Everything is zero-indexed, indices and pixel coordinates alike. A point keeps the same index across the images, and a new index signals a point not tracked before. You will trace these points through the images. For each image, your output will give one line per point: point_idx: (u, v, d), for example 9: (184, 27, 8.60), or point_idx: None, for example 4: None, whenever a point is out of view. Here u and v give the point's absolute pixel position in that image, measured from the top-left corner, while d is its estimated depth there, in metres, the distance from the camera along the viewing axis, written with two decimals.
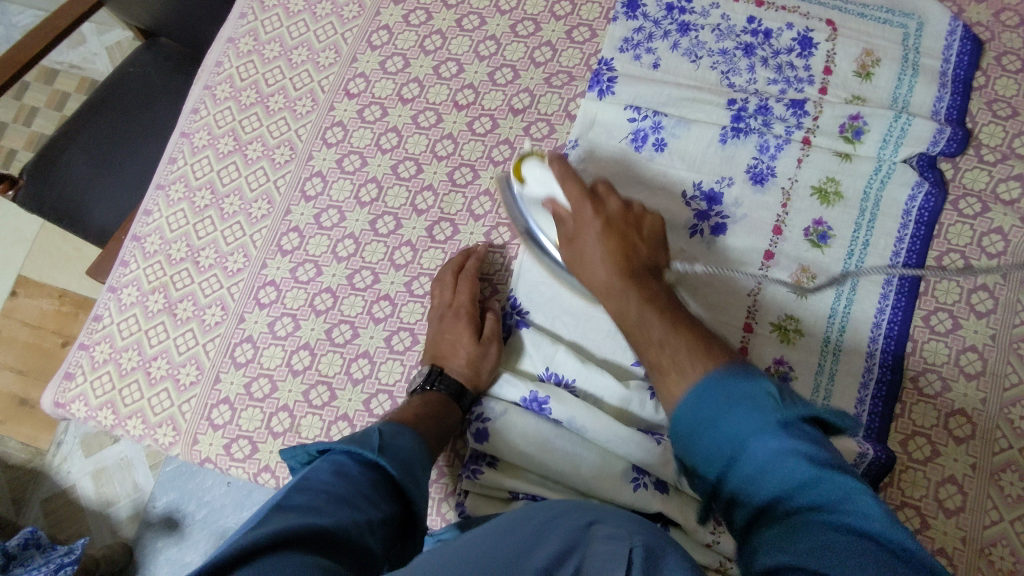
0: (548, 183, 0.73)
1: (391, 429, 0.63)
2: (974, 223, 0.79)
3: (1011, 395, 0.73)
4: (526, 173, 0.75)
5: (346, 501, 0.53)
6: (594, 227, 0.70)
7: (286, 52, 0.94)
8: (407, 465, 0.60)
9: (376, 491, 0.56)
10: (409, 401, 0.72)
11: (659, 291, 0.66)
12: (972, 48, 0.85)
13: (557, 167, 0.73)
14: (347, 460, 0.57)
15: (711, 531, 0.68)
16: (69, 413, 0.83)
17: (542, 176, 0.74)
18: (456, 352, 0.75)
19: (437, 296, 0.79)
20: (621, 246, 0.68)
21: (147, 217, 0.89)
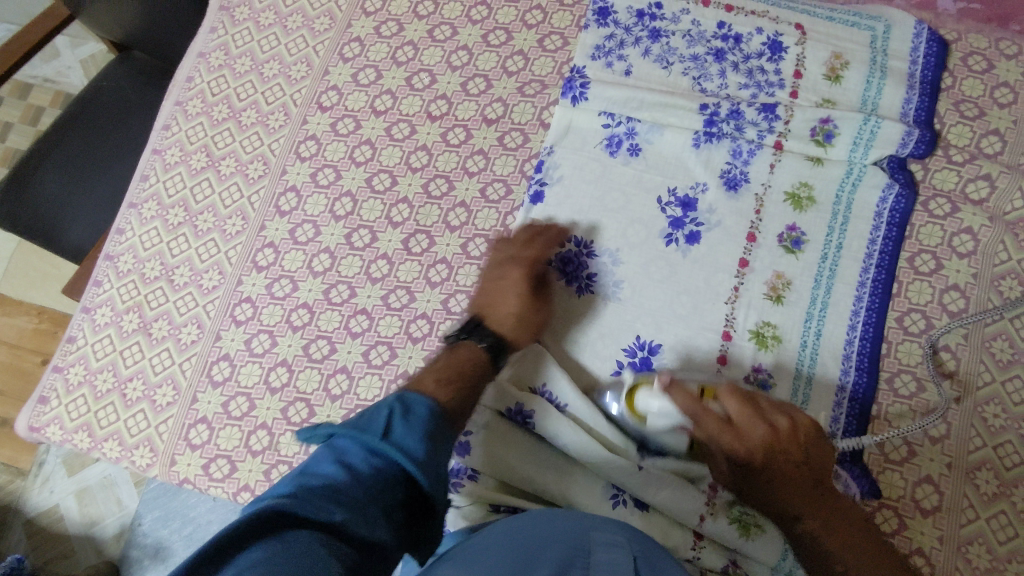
0: (669, 417, 0.64)
1: (408, 399, 0.56)
2: (945, 224, 0.80)
3: (984, 392, 0.74)
4: (641, 408, 0.66)
5: (350, 494, 0.48)
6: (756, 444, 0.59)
7: (257, 66, 0.94)
8: (419, 442, 0.53)
9: (381, 478, 0.50)
10: (444, 353, 0.68)
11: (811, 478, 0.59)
12: (938, 49, 0.86)
13: (679, 396, 0.61)
14: (353, 450, 0.51)
15: (691, 546, 0.68)
16: (45, 437, 0.82)
17: (660, 411, 0.64)
18: (505, 308, 0.73)
19: (503, 252, 0.78)
20: (771, 449, 0.59)
21: (119, 235, 0.88)
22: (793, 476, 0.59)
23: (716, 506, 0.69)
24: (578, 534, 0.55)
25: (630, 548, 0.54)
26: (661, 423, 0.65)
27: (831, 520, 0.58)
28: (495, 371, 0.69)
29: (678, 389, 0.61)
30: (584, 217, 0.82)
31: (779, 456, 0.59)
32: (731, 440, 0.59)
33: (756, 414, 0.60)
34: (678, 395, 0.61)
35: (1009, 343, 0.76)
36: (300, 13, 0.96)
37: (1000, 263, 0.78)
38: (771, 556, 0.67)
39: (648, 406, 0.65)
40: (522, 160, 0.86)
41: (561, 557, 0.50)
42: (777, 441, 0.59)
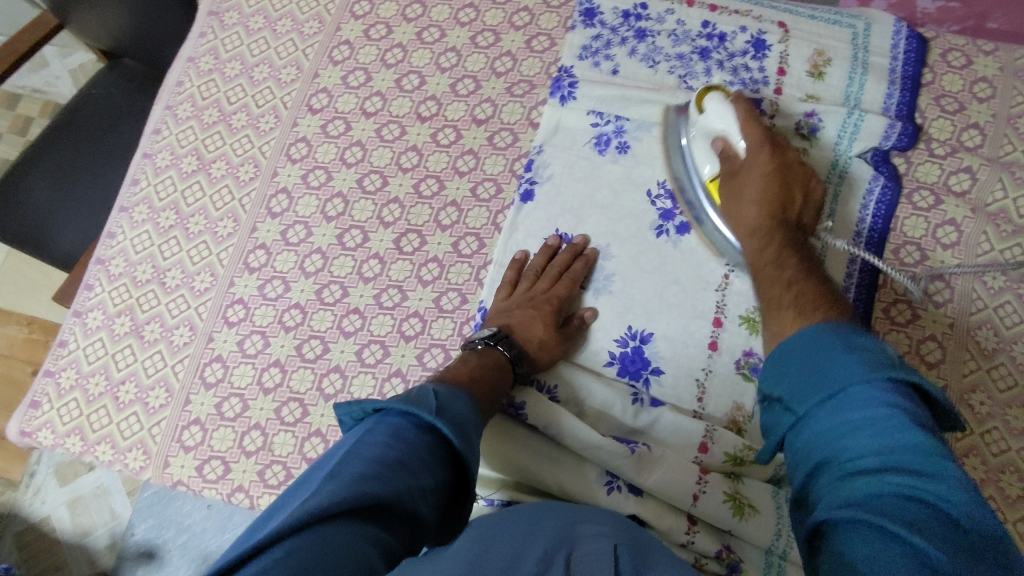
0: (726, 120, 0.75)
1: (446, 391, 0.57)
2: (928, 216, 0.81)
3: (970, 380, 0.75)
4: (706, 104, 0.77)
5: (401, 464, 0.47)
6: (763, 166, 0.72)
7: (247, 70, 0.94)
8: (463, 428, 0.53)
9: (432, 455, 0.50)
10: (466, 357, 0.70)
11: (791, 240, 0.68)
12: (918, 45, 0.87)
13: (741, 107, 0.75)
14: (402, 423, 0.51)
15: (685, 531, 0.68)
16: (36, 442, 0.82)
17: (721, 112, 0.75)
18: (528, 330, 0.74)
19: (535, 279, 0.78)
20: (774, 182, 0.71)
21: (110, 239, 0.88)
22: (772, 228, 0.69)
23: (710, 489, 0.68)
24: (564, 526, 0.55)
25: (615, 538, 0.54)
26: (711, 130, 0.77)
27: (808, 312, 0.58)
28: (509, 379, 0.71)
29: (739, 102, 0.75)
30: (573, 213, 0.83)
31: (777, 184, 0.71)
32: (755, 146, 0.73)
33: (803, 265, 0.65)
34: (734, 101, 0.75)
35: (993, 332, 0.77)
36: (289, 17, 0.96)
37: (983, 253, 0.79)
38: (764, 536, 0.67)
39: (711, 112, 0.76)
40: (512, 159, 0.87)
41: (546, 548, 0.51)
42: (784, 194, 0.71)
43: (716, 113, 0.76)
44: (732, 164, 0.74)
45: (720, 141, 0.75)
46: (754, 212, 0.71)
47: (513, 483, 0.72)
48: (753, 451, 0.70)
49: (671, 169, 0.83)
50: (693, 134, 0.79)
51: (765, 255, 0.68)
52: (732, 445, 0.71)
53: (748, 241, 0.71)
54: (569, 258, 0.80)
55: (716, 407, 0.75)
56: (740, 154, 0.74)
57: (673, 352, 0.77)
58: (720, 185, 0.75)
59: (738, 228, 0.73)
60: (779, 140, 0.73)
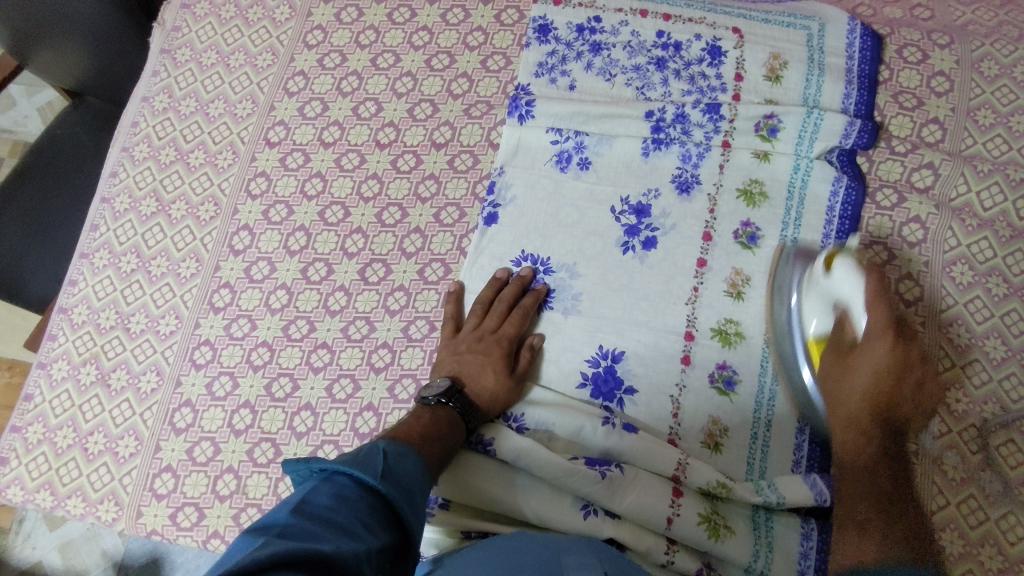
0: (851, 288, 0.69)
1: (395, 450, 0.58)
2: (893, 214, 0.81)
3: (945, 379, 0.75)
4: (834, 266, 0.70)
5: (344, 528, 0.48)
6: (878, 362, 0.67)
7: (202, 107, 0.93)
8: (408, 491, 0.56)
9: (375, 517, 0.52)
10: (419, 415, 0.68)
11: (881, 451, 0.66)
12: (873, 43, 0.87)
13: (874, 278, 0.68)
14: (348, 483, 0.52)
15: (665, 551, 0.67)
16: (6, 499, 0.80)
17: (846, 275, 0.69)
18: (481, 375, 0.73)
19: (486, 320, 0.77)
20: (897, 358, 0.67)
21: (72, 287, 0.87)
22: (873, 428, 0.67)
23: (683, 511, 0.68)
24: (549, 557, 0.55)
25: (601, 566, 0.54)
26: (835, 296, 0.70)
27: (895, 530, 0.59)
28: (465, 431, 0.69)
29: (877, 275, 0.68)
30: (538, 233, 0.83)
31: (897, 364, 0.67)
32: (879, 339, 0.68)
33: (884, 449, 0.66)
34: (874, 278, 0.68)
35: (964, 328, 0.76)
36: (242, 50, 0.96)
37: (950, 249, 0.79)
38: (743, 556, 0.67)
39: (837, 277, 0.70)
40: (474, 181, 0.87)
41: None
42: (905, 359, 0.67)
43: (846, 280, 0.69)
44: (844, 339, 0.70)
45: (844, 308, 0.70)
46: (874, 450, 0.66)
47: (489, 514, 0.72)
48: (727, 484, 0.69)
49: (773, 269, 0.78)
50: (807, 284, 0.74)
51: (863, 456, 0.66)
52: (709, 477, 0.69)
53: (852, 377, 0.69)
54: (517, 296, 0.78)
55: (691, 423, 0.74)
56: (860, 339, 0.69)
57: (646, 370, 0.76)
58: (828, 358, 0.70)
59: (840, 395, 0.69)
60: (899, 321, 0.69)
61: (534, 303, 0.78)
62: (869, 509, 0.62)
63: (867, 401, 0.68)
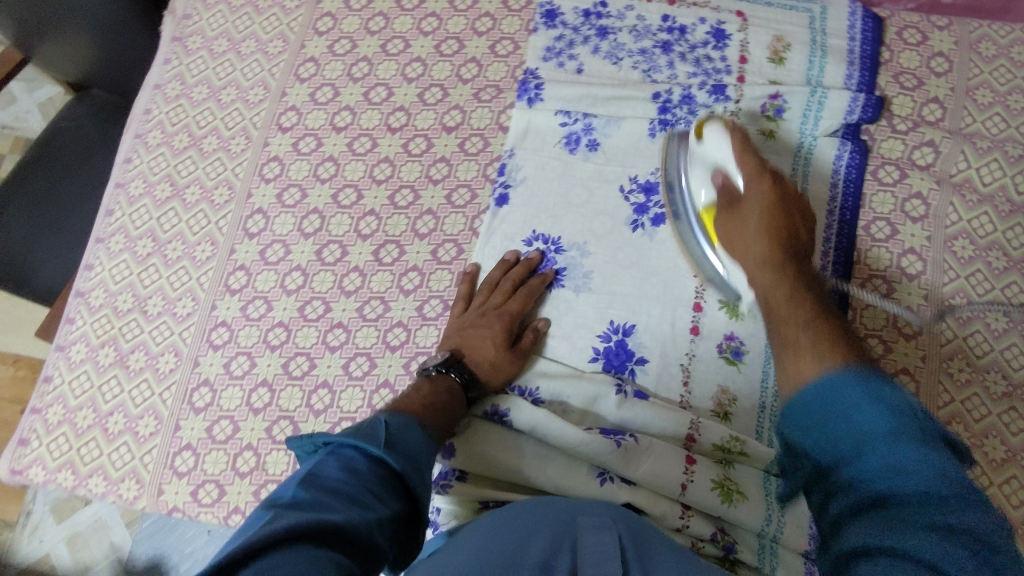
0: (723, 154, 0.73)
1: (399, 421, 0.59)
2: (895, 190, 0.83)
3: (948, 349, 0.77)
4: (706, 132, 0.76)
5: (354, 499, 0.50)
6: (760, 202, 0.68)
7: (215, 94, 0.94)
8: (415, 460, 0.56)
9: (384, 487, 0.53)
10: (419, 385, 0.70)
11: (813, 309, 0.58)
12: (874, 25, 0.89)
13: (737, 137, 0.72)
14: (355, 455, 0.53)
15: (679, 515, 0.70)
16: (28, 479, 0.81)
17: (718, 142, 0.73)
18: (484, 348, 0.74)
19: (490, 296, 0.78)
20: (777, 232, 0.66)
21: (88, 271, 0.88)
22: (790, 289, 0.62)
23: (697, 477, 0.70)
24: (565, 521, 0.56)
25: (616, 529, 0.55)
26: (712, 161, 0.74)
27: (825, 348, 0.50)
28: (465, 402, 0.71)
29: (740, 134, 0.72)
30: (549, 213, 0.84)
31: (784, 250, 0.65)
32: (755, 189, 0.69)
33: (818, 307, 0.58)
34: (736, 135, 0.72)
35: (966, 300, 0.79)
36: (253, 38, 0.97)
37: (951, 224, 0.81)
38: (756, 519, 0.69)
39: (710, 143, 0.74)
40: (485, 163, 0.88)
41: (550, 545, 0.52)
42: (789, 230, 0.67)
43: (712, 145, 0.74)
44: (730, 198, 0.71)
45: (720, 174, 0.73)
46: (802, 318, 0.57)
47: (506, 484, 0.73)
48: (740, 444, 0.71)
49: (674, 227, 0.81)
50: (690, 160, 0.79)
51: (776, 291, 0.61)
52: (720, 436, 0.72)
53: (763, 273, 0.64)
54: (522, 277, 0.80)
55: (702, 392, 0.76)
56: (741, 194, 0.71)
57: (658, 343, 0.78)
58: (722, 218, 0.72)
59: (749, 265, 0.67)
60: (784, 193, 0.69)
61: (539, 282, 0.79)
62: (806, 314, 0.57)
63: (767, 263, 0.65)
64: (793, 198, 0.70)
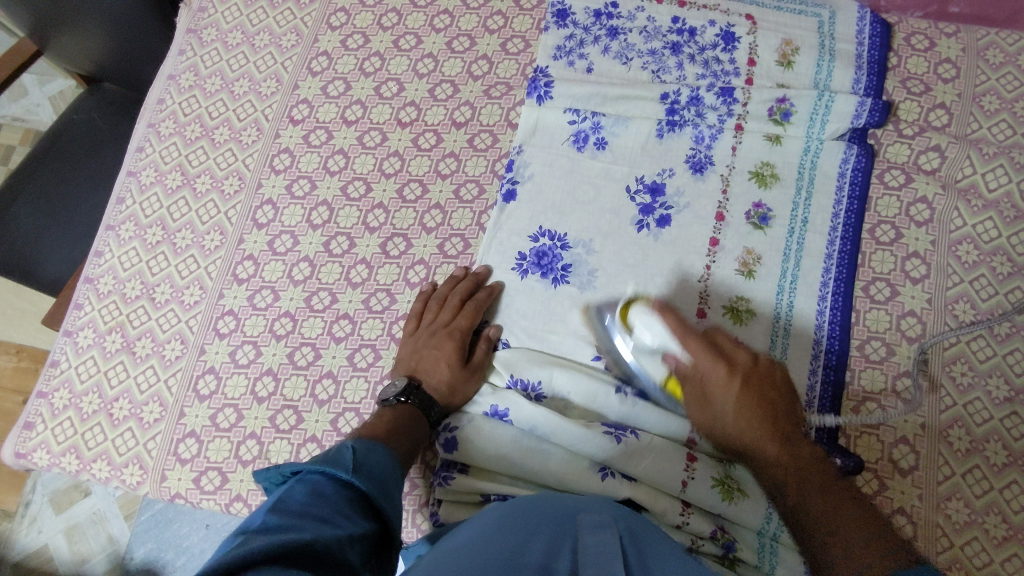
0: (662, 338, 0.69)
1: (363, 446, 0.61)
2: (900, 194, 0.83)
3: (951, 353, 0.77)
4: (636, 323, 0.71)
5: (327, 518, 0.51)
6: (733, 391, 0.67)
7: (227, 85, 0.95)
8: (381, 482, 0.59)
9: (352, 508, 0.54)
10: (380, 415, 0.70)
11: (807, 449, 0.64)
12: (882, 31, 0.89)
13: (674, 321, 0.68)
14: (320, 480, 0.55)
15: (680, 512, 0.70)
16: (32, 463, 0.82)
17: (657, 330, 0.69)
18: (439, 369, 0.75)
19: (438, 315, 0.79)
20: (748, 399, 0.66)
21: (97, 258, 0.89)
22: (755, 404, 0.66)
23: (698, 475, 0.70)
24: (566, 519, 0.55)
25: (616, 529, 0.53)
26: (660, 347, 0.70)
27: (829, 496, 0.60)
28: (428, 424, 0.72)
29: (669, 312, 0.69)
30: (555, 210, 0.85)
31: (752, 405, 0.66)
32: (720, 383, 0.67)
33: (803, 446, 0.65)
34: (672, 317, 0.69)
35: (970, 305, 0.79)
36: (267, 31, 0.98)
37: (956, 229, 0.82)
38: (755, 518, 0.69)
39: (642, 331, 0.70)
40: (493, 160, 0.89)
41: (550, 542, 0.51)
42: (728, 343, 0.69)
43: (646, 328, 0.70)
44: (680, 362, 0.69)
45: (669, 357, 0.69)
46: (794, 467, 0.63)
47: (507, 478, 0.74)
48: None
49: (593, 332, 0.79)
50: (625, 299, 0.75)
51: (771, 459, 0.64)
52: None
53: (753, 440, 0.66)
54: (467, 291, 0.80)
55: None
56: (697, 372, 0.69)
57: None
58: (693, 408, 0.69)
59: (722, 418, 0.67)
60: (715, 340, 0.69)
61: (487, 294, 0.80)
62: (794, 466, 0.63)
63: (746, 401, 0.66)
64: (724, 336, 0.70)
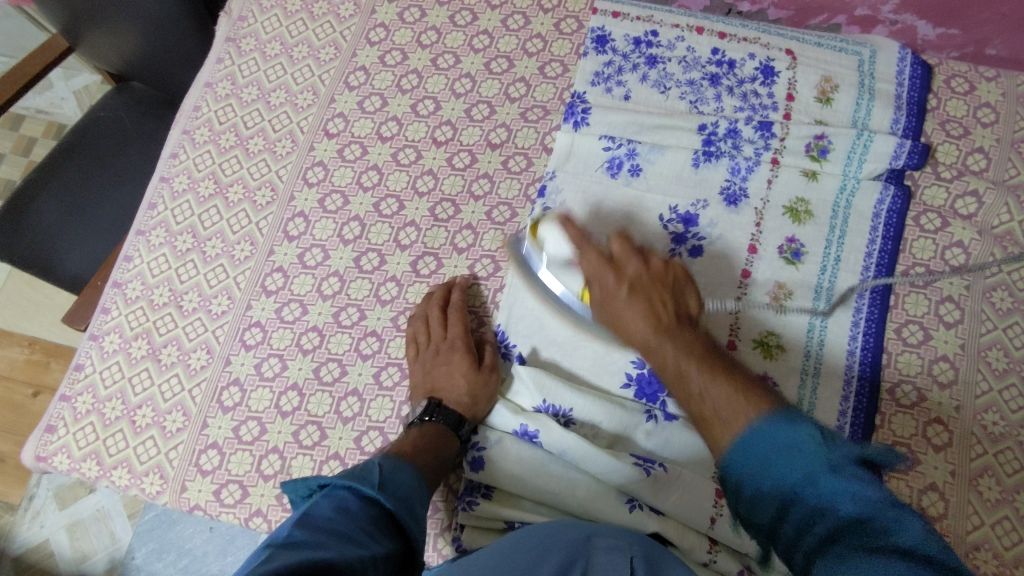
0: (562, 245, 0.73)
1: (389, 463, 0.62)
2: (936, 238, 0.83)
3: (982, 401, 0.76)
4: (542, 235, 0.75)
5: (351, 535, 0.50)
6: (619, 295, 0.67)
7: (264, 95, 0.95)
8: (406, 500, 0.59)
9: (377, 526, 0.54)
10: (403, 438, 0.71)
11: (693, 338, 0.63)
12: (922, 72, 0.90)
13: (571, 231, 0.73)
14: (348, 496, 0.55)
15: (707, 550, 0.69)
16: (51, 466, 0.81)
17: (557, 240, 0.74)
18: (453, 381, 0.75)
19: (430, 333, 0.79)
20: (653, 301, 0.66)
21: (127, 262, 0.89)
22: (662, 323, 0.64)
23: (727, 512, 0.69)
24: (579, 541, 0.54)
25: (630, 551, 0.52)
26: (558, 255, 0.74)
27: (741, 385, 0.55)
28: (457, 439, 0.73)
29: (586, 249, 0.71)
30: None
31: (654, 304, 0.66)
32: (596, 272, 0.70)
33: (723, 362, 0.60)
34: (572, 229, 0.73)
35: (1004, 352, 0.78)
36: (305, 43, 0.98)
37: (991, 275, 0.81)
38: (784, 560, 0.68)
39: (550, 244, 0.74)
40: (526, 183, 0.89)
41: (562, 564, 0.50)
42: (659, 290, 0.67)
43: (556, 242, 0.74)
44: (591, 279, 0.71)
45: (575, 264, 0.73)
46: (699, 374, 0.58)
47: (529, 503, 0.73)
48: None
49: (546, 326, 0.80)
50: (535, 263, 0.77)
51: (675, 364, 0.61)
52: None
53: (663, 351, 0.63)
54: (445, 304, 0.81)
55: None
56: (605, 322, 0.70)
57: None
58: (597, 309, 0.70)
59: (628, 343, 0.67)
60: (626, 262, 0.69)
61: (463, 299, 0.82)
62: (700, 364, 0.59)
63: (650, 337, 0.64)
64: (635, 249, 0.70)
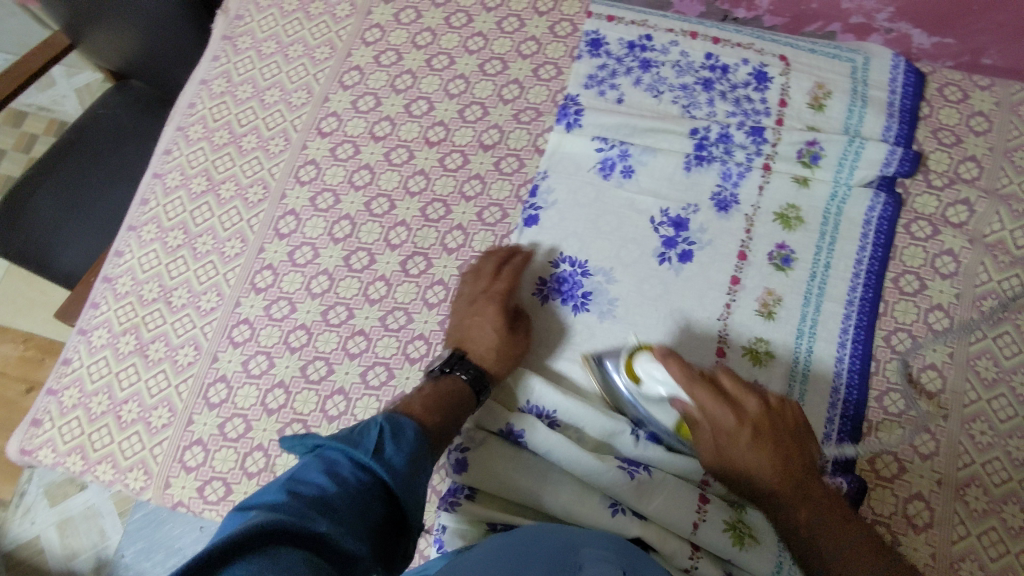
0: (667, 383, 0.67)
1: (393, 421, 0.59)
2: (927, 246, 0.83)
3: (970, 411, 0.76)
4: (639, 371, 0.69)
5: (333, 503, 0.49)
6: (743, 440, 0.64)
7: (258, 93, 0.96)
8: (404, 465, 0.57)
9: (365, 495, 0.52)
10: (425, 386, 0.70)
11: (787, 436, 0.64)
12: (915, 80, 0.90)
13: (676, 369, 0.65)
14: (340, 461, 0.54)
15: (689, 556, 0.68)
16: (37, 460, 0.81)
17: (659, 378, 0.67)
18: (483, 337, 0.75)
19: (474, 283, 0.79)
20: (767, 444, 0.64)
21: (118, 258, 0.89)
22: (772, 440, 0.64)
23: (710, 517, 0.69)
24: (565, 549, 0.52)
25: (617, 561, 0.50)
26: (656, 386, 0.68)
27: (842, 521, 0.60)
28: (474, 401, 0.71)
29: (705, 389, 0.65)
30: (577, 238, 0.84)
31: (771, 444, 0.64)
32: (725, 429, 0.65)
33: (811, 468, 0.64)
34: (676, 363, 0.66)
35: (993, 361, 0.78)
36: (301, 42, 0.98)
37: (981, 284, 0.81)
38: (764, 567, 0.68)
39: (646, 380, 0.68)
40: (517, 184, 0.88)
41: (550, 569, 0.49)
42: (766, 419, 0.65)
43: (654, 379, 0.67)
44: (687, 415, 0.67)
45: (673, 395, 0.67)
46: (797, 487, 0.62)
47: (512, 506, 0.72)
48: None
49: None
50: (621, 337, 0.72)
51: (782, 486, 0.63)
52: None
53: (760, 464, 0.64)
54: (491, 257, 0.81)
55: None
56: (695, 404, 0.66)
57: None
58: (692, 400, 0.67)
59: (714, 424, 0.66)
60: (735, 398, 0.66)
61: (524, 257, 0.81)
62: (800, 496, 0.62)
63: (748, 447, 0.64)
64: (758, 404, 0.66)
